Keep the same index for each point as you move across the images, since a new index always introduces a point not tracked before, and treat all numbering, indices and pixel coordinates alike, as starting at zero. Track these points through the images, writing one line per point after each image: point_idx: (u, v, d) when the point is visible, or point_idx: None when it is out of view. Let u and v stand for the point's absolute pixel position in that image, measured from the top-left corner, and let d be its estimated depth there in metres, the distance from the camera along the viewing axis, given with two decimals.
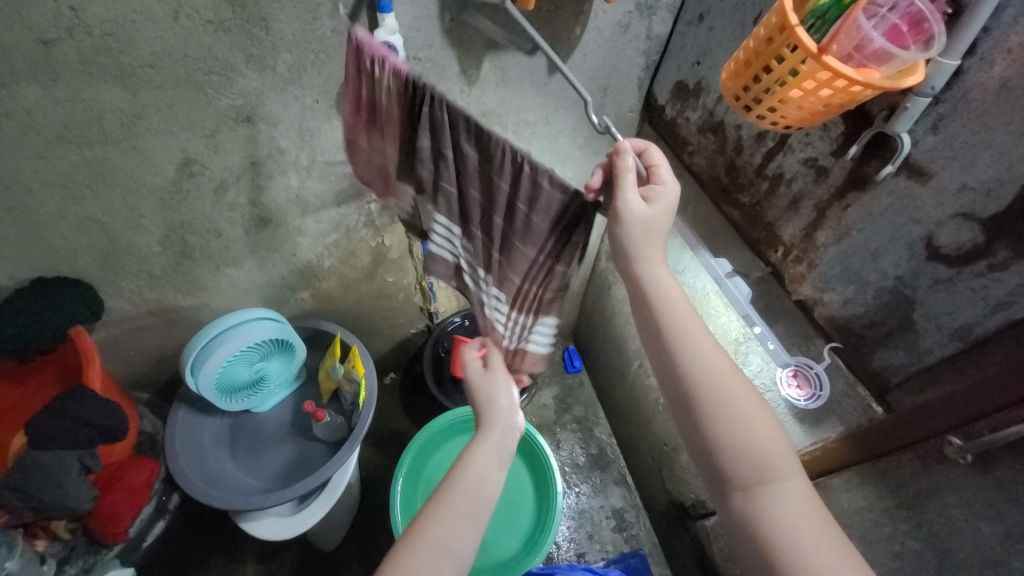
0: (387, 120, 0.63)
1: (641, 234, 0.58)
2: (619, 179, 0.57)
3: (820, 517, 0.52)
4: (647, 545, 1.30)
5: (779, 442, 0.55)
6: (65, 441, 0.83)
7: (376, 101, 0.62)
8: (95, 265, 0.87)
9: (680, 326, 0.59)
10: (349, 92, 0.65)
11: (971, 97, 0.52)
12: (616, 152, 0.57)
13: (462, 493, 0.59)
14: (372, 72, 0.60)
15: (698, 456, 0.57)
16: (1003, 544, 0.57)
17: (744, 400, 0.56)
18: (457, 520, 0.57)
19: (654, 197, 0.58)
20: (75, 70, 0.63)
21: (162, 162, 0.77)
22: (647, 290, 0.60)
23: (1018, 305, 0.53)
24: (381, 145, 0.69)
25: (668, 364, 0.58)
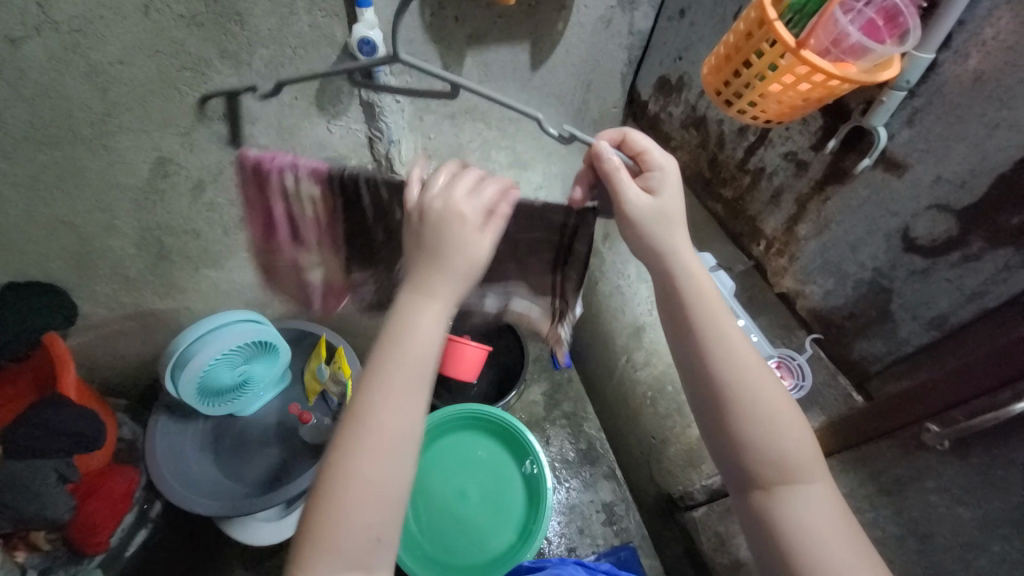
0: (319, 228, 0.67)
1: (656, 226, 0.56)
2: (613, 177, 0.56)
3: (837, 512, 0.53)
4: (637, 537, 1.30)
5: (804, 447, 0.54)
6: (41, 448, 0.80)
7: (296, 213, 0.64)
8: (68, 268, 0.84)
9: (711, 316, 0.56)
10: (275, 207, 0.64)
11: (946, 90, 0.53)
12: (594, 152, 0.56)
13: (406, 363, 0.50)
14: (284, 182, 0.61)
15: (722, 450, 0.56)
16: (982, 527, 0.58)
17: (769, 391, 0.54)
18: (404, 400, 0.49)
19: (656, 185, 0.56)
20: (42, 68, 0.61)
21: (136, 161, 0.75)
22: (677, 280, 0.57)
23: (993, 293, 0.55)
24: (317, 258, 0.74)
25: (695, 358, 0.56)
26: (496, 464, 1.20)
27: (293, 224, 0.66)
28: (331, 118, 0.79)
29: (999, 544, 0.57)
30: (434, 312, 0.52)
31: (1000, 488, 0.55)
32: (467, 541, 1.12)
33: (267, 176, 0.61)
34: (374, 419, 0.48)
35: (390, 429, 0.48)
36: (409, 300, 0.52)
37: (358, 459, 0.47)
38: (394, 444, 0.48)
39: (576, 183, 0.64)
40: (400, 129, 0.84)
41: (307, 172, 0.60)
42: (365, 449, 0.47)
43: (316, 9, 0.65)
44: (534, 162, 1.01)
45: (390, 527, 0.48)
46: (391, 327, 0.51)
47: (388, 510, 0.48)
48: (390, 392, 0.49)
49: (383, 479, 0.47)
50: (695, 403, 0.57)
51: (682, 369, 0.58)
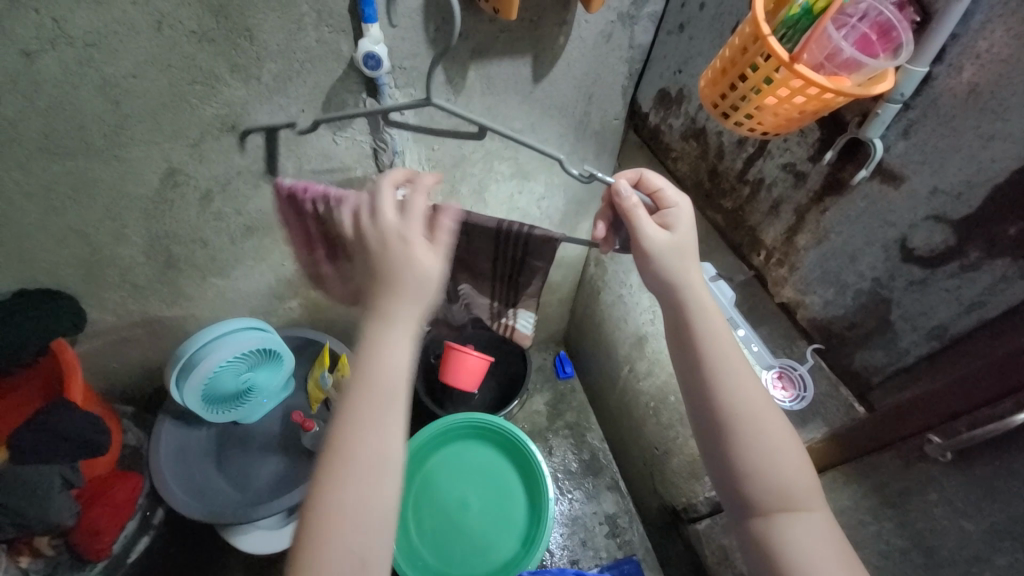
0: (350, 247, 0.73)
1: (670, 260, 0.59)
2: (632, 215, 0.59)
3: (838, 541, 0.53)
4: (640, 550, 1.29)
5: (805, 472, 0.55)
6: (46, 454, 0.82)
7: (331, 233, 0.72)
8: (78, 275, 0.86)
9: (719, 347, 0.57)
10: (315, 231, 0.73)
11: (941, 102, 0.54)
12: (614, 189, 0.59)
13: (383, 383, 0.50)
14: (318, 209, 0.69)
15: (723, 475, 0.56)
16: (987, 542, 0.57)
17: (770, 421, 0.55)
18: (374, 428, 0.49)
19: (675, 222, 0.60)
20: (58, 82, 0.63)
21: (147, 172, 0.76)
22: (689, 312, 0.58)
23: (991, 303, 0.54)
24: (351, 272, 0.78)
25: (702, 389, 0.57)
26: (498, 474, 1.20)
27: (330, 241, 0.74)
28: (337, 131, 0.81)
29: (1002, 559, 0.56)
30: (395, 338, 0.52)
31: (1003, 501, 0.55)
32: (469, 547, 1.12)
33: (301, 201, 0.69)
34: (349, 446, 0.48)
35: (364, 456, 0.48)
36: (371, 329, 0.53)
37: (347, 484, 0.47)
38: (369, 471, 0.48)
39: (600, 218, 0.66)
40: (404, 140, 0.86)
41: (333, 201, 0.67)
42: (341, 476, 0.47)
43: (323, 26, 0.66)
44: (536, 173, 1.03)
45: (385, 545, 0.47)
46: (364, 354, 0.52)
47: (376, 533, 0.47)
48: (360, 421, 0.49)
49: (362, 503, 0.47)
50: (698, 432, 0.58)
51: (689, 398, 0.59)
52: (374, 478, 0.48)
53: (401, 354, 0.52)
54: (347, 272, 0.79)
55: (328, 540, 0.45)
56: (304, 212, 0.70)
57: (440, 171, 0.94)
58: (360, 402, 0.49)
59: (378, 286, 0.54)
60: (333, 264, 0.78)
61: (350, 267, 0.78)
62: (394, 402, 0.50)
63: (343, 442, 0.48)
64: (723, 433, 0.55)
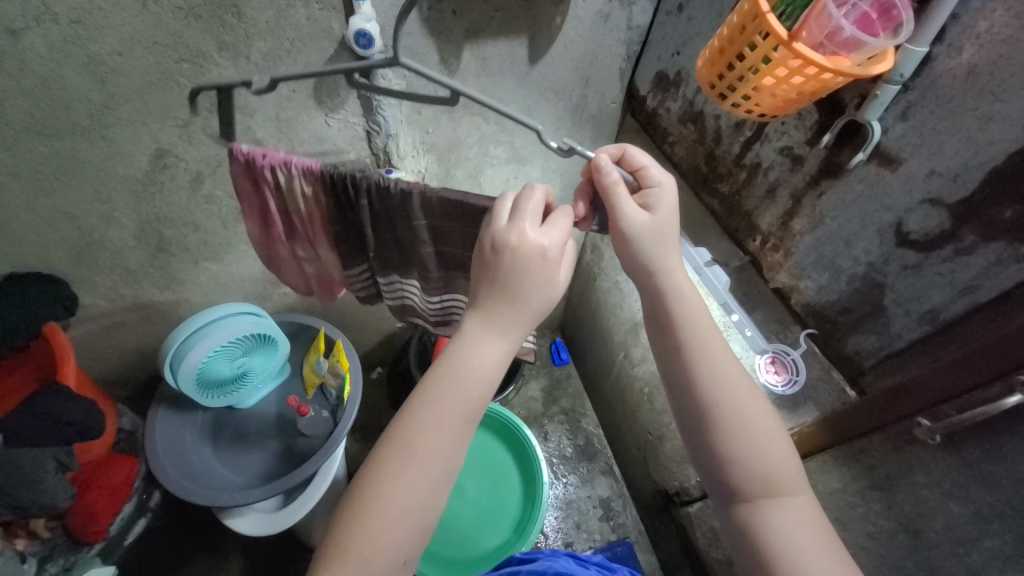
0: (312, 225, 0.72)
1: (649, 243, 0.58)
2: (612, 193, 0.57)
3: (823, 530, 0.52)
4: (633, 533, 1.31)
5: (789, 459, 0.54)
6: (39, 436, 0.81)
7: (290, 209, 0.69)
8: (69, 259, 0.85)
9: (700, 332, 0.57)
10: (271, 203, 0.69)
11: (940, 83, 0.53)
12: (594, 166, 0.57)
13: (465, 393, 0.51)
14: (277, 179, 0.66)
15: (707, 463, 0.56)
16: (972, 523, 0.58)
17: (754, 408, 0.55)
18: (454, 437, 0.50)
19: (654, 202, 0.59)
20: (42, 59, 0.61)
21: (135, 153, 0.75)
22: (669, 297, 0.58)
23: (983, 288, 0.54)
24: (312, 250, 0.78)
25: (682, 374, 0.57)
26: (494, 461, 1.21)
27: (290, 218, 0.72)
28: (329, 111, 0.79)
29: (990, 540, 0.57)
30: (499, 352, 0.54)
31: (991, 483, 0.55)
32: (464, 532, 1.13)
33: (261, 173, 0.65)
34: (406, 450, 0.48)
35: (435, 461, 0.49)
36: (477, 334, 0.53)
37: (380, 485, 0.47)
38: (434, 474, 0.49)
39: (579, 196, 0.63)
40: (398, 123, 0.84)
41: (301, 171, 0.64)
42: (402, 475, 0.48)
43: (313, 2, 0.64)
44: (533, 158, 1.02)
45: (413, 549, 0.48)
46: (447, 361, 0.53)
47: (416, 534, 0.48)
48: (427, 429, 0.49)
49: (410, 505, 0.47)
50: (681, 420, 0.58)
51: (669, 385, 0.58)
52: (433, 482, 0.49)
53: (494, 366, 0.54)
54: (307, 250, 0.78)
55: (374, 536, 0.46)
56: (263, 183, 0.66)
57: (434, 154, 0.93)
58: (443, 409, 0.50)
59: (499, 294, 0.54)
60: (292, 244, 0.77)
61: (313, 246, 0.77)
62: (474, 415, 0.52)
63: (416, 443, 0.49)
64: (704, 417, 0.55)
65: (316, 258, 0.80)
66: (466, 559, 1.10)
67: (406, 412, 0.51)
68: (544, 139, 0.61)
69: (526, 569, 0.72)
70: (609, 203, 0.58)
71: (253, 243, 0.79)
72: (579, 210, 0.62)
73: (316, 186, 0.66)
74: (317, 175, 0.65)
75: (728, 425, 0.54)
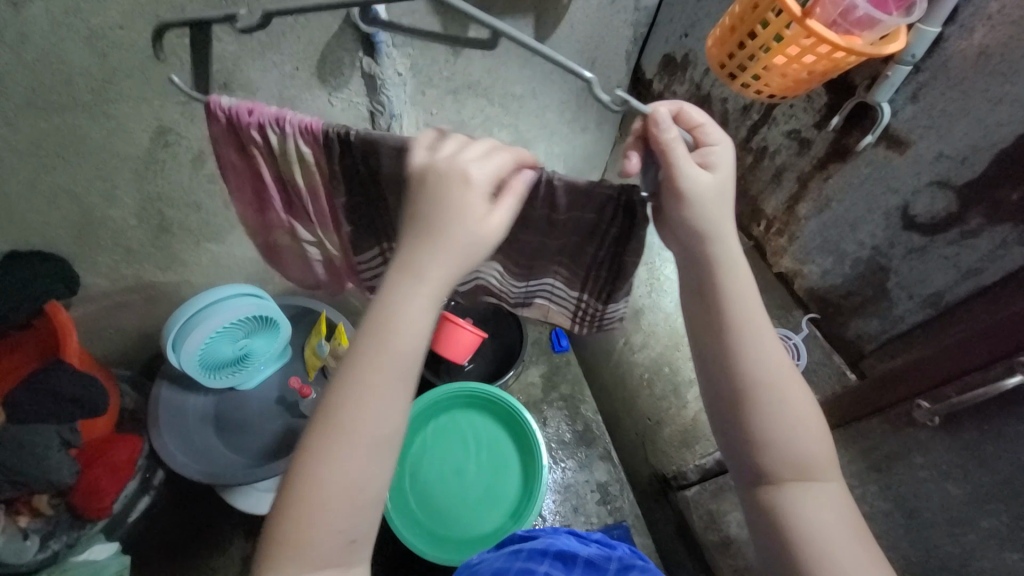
0: (307, 197, 0.63)
1: (708, 209, 0.51)
2: (669, 151, 0.49)
3: (851, 517, 0.49)
4: (630, 516, 1.33)
5: (820, 442, 0.50)
6: (43, 411, 0.82)
7: (285, 175, 0.60)
8: (70, 238, 0.85)
9: (746, 309, 0.51)
10: (264, 169, 0.60)
11: (951, 65, 0.53)
12: (651, 119, 0.49)
13: (383, 355, 0.44)
14: (268, 140, 0.56)
15: (735, 444, 0.52)
16: (970, 503, 0.59)
17: (792, 390, 0.50)
18: (375, 397, 0.43)
19: (714, 161, 0.50)
20: (43, 32, 0.60)
21: (136, 130, 0.74)
22: (717, 266, 0.52)
23: (988, 270, 0.56)
24: (311, 227, 0.71)
25: (723, 352, 0.51)
26: (494, 443, 1.22)
27: (286, 186, 0.63)
28: (332, 90, 0.78)
29: (987, 520, 0.58)
30: (418, 305, 0.45)
31: (989, 464, 0.56)
32: (476, 507, 1.15)
33: (247, 134, 0.55)
34: (346, 419, 0.43)
35: (359, 429, 0.43)
36: (395, 283, 0.46)
37: (326, 458, 0.42)
38: (367, 444, 0.43)
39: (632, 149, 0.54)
40: (402, 103, 0.83)
41: (295, 131, 0.54)
42: (337, 447, 0.42)
43: None
44: (538, 141, 1.01)
45: (363, 526, 0.44)
46: (376, 318, 0.45)
47: (359, 514, 0.43)
48: (362, 395, 0.43)
49: (352, 481, 0.42)
50: (712, 402, 0.53)
51: (703, 361, 0.53)
52: (358, 452, 0.43)
53: (424, 321, 0.46)
54: (307, 228, 0.71)
55: (315, 517, 0.42)
56: (252, 146, 0.57)
57: None
58: (366, 372, 0.44)
59: (419, 235, 0.46)
60: (289, 216, 0.69)
61: (316, 229, 0.71)
62: (405, 372, 0.45)
63: (343, 410, 0.43)
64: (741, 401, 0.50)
65: (318, 235, 0.72)
66: (481, 537, 1.12)
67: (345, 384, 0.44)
68: (594, 91, 0.47)
69: (529, 546, 0.72)
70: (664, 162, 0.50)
71: (243, 215, 0.72)
72: (631, 166, 0.53)
73: (315, 149, 0.55)
74: (316, 136, 0.54)
75: (765, 408, 0.50)
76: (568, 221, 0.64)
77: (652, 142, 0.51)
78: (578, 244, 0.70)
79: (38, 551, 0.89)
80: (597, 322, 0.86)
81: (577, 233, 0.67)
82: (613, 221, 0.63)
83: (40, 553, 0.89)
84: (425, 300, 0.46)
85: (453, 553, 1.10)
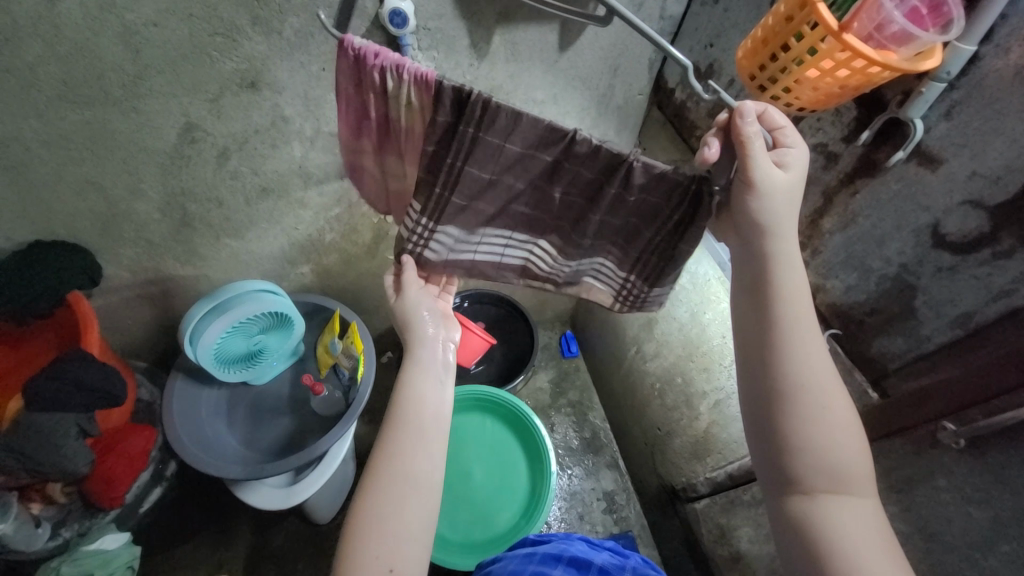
0: (410, 141, 0.59)
1: (775, 205, 0.52)
2: (748, 143, 0.50)
3: (884, 534, 0.50)
4: (636, 526, 1.31)
5: (859, 456, 0.52)
6: (58, 404, 0.81)
7: (391, 118, 0.57)
8: (94, 230, 0.86)
9: (798, 315, 0.54)
10: (374, 111, 0.57)
11: (986, 83, 0.53)
12: (737, 111, 0.50)
13: (410, 424, 0.61)
14: (385, 85, 0.54)
15: (768, 449, 0.54)
16: (991, 529, 0.58)
17: (835, 398, 0.53)
18: (419, 454, 0.59)
19: (789, 163, 0.53)
20: (79, 27, 0.62)
21: (164, 126, 0.76)
22: (773, 274, 0.55)
23: (1019, 292, 0.54)
24: (402, 166, 0.64)
25: (768, 349, 0.54)
26: (500, 444, 1.22)
27: (389, 130, 0.59)
28: None
29: (1008, 545, 0.57)
30: (427, 389, 0.64)
31: (1015, 490, 0.55)
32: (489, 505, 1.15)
33: (367, 73, 0.53)
34: (392, 467, 0.58)
35: (407, 477, 0.57)
36: (413, 377, 0.65)
37: (375, 496, 0.56)
38: (407, 487, 0.57)
39: (710, 136, 0.54)
40: None
41: (412, 80, 0.52)
42: (389, 497, 0.56)
43: None
44: None
45: (401, 559, 0.54)
46: (401, 402, 0.62)
47: (405, 547, 0.55)
48: (400, 450, 0.59)
49: (401, 529, 0.55)
50: (748, 401, 0.56)
51: (746, 363, 0.57)
52: (407, 497, 0.57)
53: (443, 395, 0.65)
54: (397, 167, 0.65)
55: (366, 543, 0.54)
56: (369, 88, 0.54)
57: None
58: (401, 435, 0.60)
59: (414, 336, 0.69)
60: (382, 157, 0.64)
61: (404, 161, 0.63)
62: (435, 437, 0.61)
63: (388, 463, 0.58)
64: (782, 401, 0.53)
65: (405, 172, 0.65)
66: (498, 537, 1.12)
67: (389, 444, 0.60)
68: (690, 80, 0.50)
69: (543, 551, 0.72)
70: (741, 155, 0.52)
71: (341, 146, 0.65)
72: (711, 152, 0.52)
73: (427, 98, 0.53)
74: (432, 90, 0.52)
75: (809, 411, 0.52)
76: (632, 203, 0.60)
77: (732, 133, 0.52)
78: (633, 227, 0.64)
79: (49, 540, 0.90)
80: (638, 304, 0.75)
81: (636, 214, 0.62)
82: (677, 208, 0.59)
83: (50, 542, 0.91)
84: (438, 381, 0.66)
85: (458, 558, 1.09)
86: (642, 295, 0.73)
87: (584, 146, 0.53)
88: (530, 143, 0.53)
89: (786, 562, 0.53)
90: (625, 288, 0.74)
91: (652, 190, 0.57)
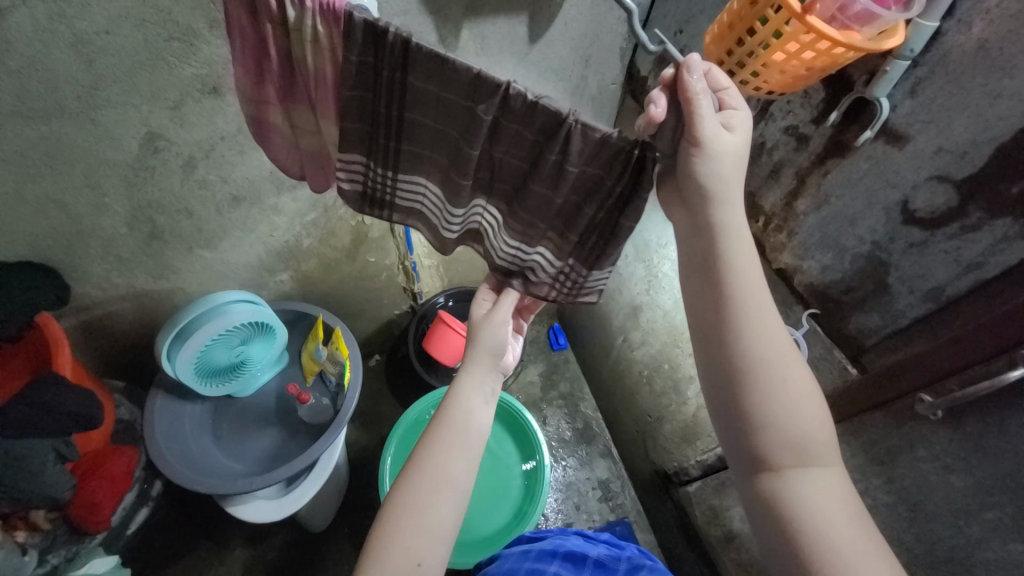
0: (317, 85, 0.56)
1: (725, 172, 0.49)
2: (696, 102, 0.47)
3: (850, 499, 0.52)
4: (632, 513, 1.33)
5: (820, 426, 0.52)
6: (37, 427, 0.79)
7: (295, 56, 0.54)
8: (59, 248, 0.82)
9: (751, 288, 0.52)
10: (274, 49, 0.54)
11: (949, 59, 0.53)
12: (687, 63, 0.46)
13: (454, 427, 0.60)
14: (285, 14, 0.50)
15: (733, 430, 0.54)
16: (973, 496, 0.60)
17: (791, 370, 0.52)
18: (453, 453, 0.59)
19: (736, 125, 0.49)
20: (29, 39, 0.59)
21: (125, 136, 0.73)
22: (724, 247, 0.52)
23: (989, 263, 0.56)
24: (312, 118, 0.61)
25: (726, 327, 0.53)
26: (494, 444, 1.21)
27: (295, 72, 0.56)
28: None
29: (992, 511, 0.58)
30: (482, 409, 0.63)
31: (994, 456, 0.57)
32: (486, 501, 1.16)
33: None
34: (433, 463, 0.58)
35: (444, 476, 0.57)
36: (466, 383, 0.64)
37: (407, 486, 0.57)
38: (443, 486, 0.57)
39: (656, 92, 0.48)
40: None
41: (317, 7, 0.49)
42: (421, 492, 0.56)
43: None
44: None
45: (427, 552, 0.54)
46: (450, 404, 0.62)
47: (433, 543, 0.54)
48: (440, 448, 0.59)
49: (431, 524, 0.55)
50: (708, 381, 0.55)
51: (704, 343, 0.55)
52: (439, 492, 0.57)
53: (486, 415, 0.63)
54: (306, 117, 0.61)
55: (393, 538, 0.54)
56: (265, 18, 0.51)
57: None
58: (444, 433, 0.60)
59: (477, 351, 0.67)
60: (288, 108, 0.61)
61: (315, 109, 0.59)
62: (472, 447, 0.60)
63: (426, 458, 0.58)
64: (742, 380, 0.52)
65: (316, 128, 0.63)
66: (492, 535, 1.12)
67: (428, 440, 0.60)
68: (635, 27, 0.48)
69: (538, 547, 0.71)
70: (689, 115, 0.48)
71: (238, 96, 0.61)
72: (657, 110, 0.47)
73: (336, 29, 0.50)
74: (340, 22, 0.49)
75: (769, 388, 0.52)
76: (572, 175, 0.53)
77: (679, 91, 0.48)
78: (574, 205, 0.57)
79: (36, 567, 0.87)
80: (575, 290, 0.66)
81: (576, 189, 0.55)
82: (621, 178, 0.52)
83: (37, 569, 0.88)
84: (483, 398, 0.64)
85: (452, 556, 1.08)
86: (578, 283, 0.65)
87: (519, 100, 0.48)
88: (464, 96, 0.50)
89: (758, 536, 0.54)
90: (564, 276, 0.66)
91: (591, 158, 0.51)
